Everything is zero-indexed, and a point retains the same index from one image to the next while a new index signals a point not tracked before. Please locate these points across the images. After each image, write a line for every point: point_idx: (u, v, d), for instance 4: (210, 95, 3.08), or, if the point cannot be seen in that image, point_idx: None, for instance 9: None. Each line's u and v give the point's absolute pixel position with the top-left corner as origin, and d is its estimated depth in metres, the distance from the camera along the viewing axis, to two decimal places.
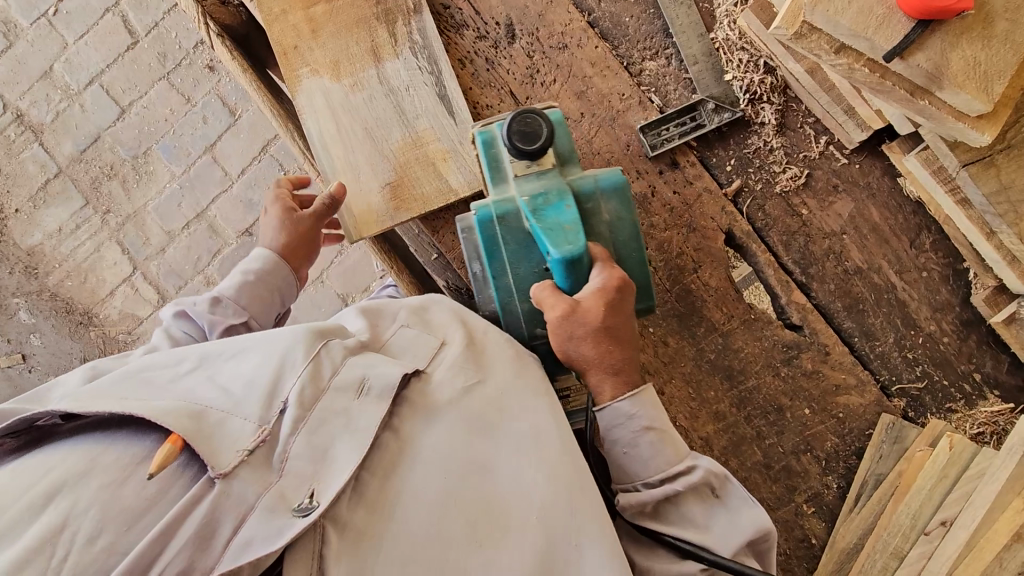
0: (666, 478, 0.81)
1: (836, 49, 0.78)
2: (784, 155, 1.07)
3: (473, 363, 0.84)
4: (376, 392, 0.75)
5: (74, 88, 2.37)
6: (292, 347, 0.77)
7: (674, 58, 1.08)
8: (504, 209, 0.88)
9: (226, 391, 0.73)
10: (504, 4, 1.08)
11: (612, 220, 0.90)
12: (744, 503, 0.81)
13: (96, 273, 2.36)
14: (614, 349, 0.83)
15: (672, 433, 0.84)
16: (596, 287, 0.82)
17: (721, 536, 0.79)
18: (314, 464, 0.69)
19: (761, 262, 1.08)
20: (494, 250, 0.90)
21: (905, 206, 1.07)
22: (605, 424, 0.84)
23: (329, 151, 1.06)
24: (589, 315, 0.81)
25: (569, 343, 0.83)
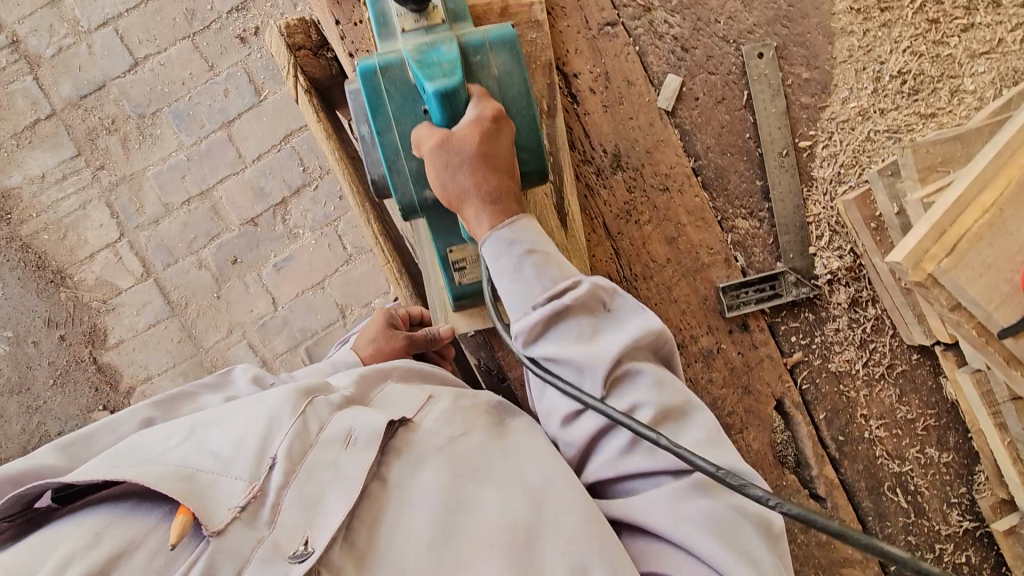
0: (552, 296, 0.75)
1: (953, 306, 0.80)
2: (846, 335, 1.10)
3: (459, 423, 0.81)
4: (364, 441, 0.73)
5: (84, 26, 2.15)
6: (280, 407, 0.75)
7: (766, 222, 1.08)
8: (388, 60, 0.81)
9: (216, 450, 0.70)
10: (614, 133, 1.04)
11: (499, 74, 0.83)
12: (633, 309, 0.77)
13: (77, 232, 2.19)
14: (493, 176, 0.77)
15: (557, 256, 0.78)
16: (471, 118, 0.76)
17: (610, 348, 0.73)
18: (306, 514, 0.66)
19: (802, 433, 1.11)
20: (377, 105, 0.81)
21: (941, 404, 1.12)
22: (489, 260, 0.77)
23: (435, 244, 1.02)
24: (465, 145, 0.75)
25: (445, 173, 0.76)
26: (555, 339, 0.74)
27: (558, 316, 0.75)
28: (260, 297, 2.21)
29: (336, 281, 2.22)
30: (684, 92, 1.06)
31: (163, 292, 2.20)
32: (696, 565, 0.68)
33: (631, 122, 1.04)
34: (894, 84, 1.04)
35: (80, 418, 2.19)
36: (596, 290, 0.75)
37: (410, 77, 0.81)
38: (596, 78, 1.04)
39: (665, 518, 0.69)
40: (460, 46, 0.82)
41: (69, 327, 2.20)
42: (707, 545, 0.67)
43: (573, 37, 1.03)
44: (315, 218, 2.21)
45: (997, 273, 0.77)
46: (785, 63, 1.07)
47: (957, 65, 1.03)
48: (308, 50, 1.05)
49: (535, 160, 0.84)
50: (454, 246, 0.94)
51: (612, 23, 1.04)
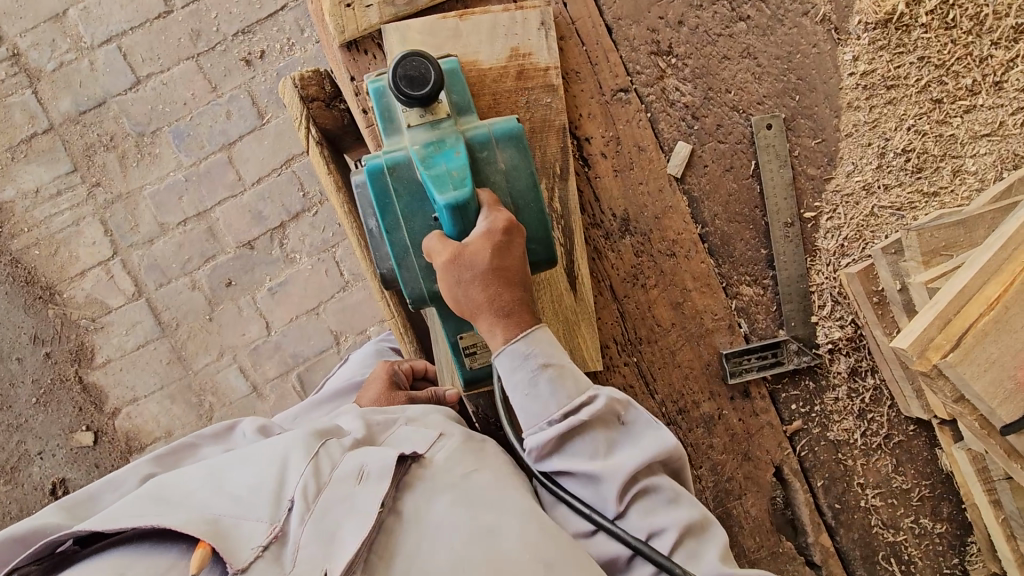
0: (568, 412, 0.76)
1: (957, 398, 0.81)
2: (845, 404, 1.11)
3: (469, 460, 0.84)
4: (375, 476, 0.77)
5: (86, 42, 2.13)
6: (295, 448, 0.79)
7: (770, 289, 1.09)
8: (393, 158, 0.80)
9: (236, 493, 0.74)
10: (624, 197, 1.05)
11: (505, 168, 0.83)
12: (648, 425, 0.80)
13: (69, 248, 2.16)
14: (504, 291, 0.76)
15: (569, 368, 0.79)
16: (483, 229, 0.75)
17: (625, 464, 0.75)
18: (319, 547, 0.69)
19: (800, 500, 1.12)
20: (385, 204, 0.81)
21: (936, 474, 1.13)
22: (502, 374, 0.76)
23: None
24: (476, 259, 0.74)
25: (457, 289, 0.75)
26: (569, 451, 0.77)
27: (570, 429, 0.76)
28: (253, 320, 2.18)
29: (331, 307, 2.20)
30: (693, 159, 1.07)
31: (155, 313, 2.17)
32: None
33: (640, 188, 1.05)
34: (898, 160, 1.06)
35: (62, 438, 2.14)
36: (609, 407, 0.78)
37: (415, 176, 0.81)
38: (608, 143, 1.04)
39: None
40: (463, 140, 0.81)
41: (55, 345, 2.15)
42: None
43: (586, 101, 1.04)
44: (313, 244, 2.19)
45: (1002, 369, 0.78)
46: (793, 134, 1.08)
47: (958, 146, 1.06)
48: (322, 102, 1.05)
49: (542, 248, 0.85)
50: None
51: (626, 89, 1.05)
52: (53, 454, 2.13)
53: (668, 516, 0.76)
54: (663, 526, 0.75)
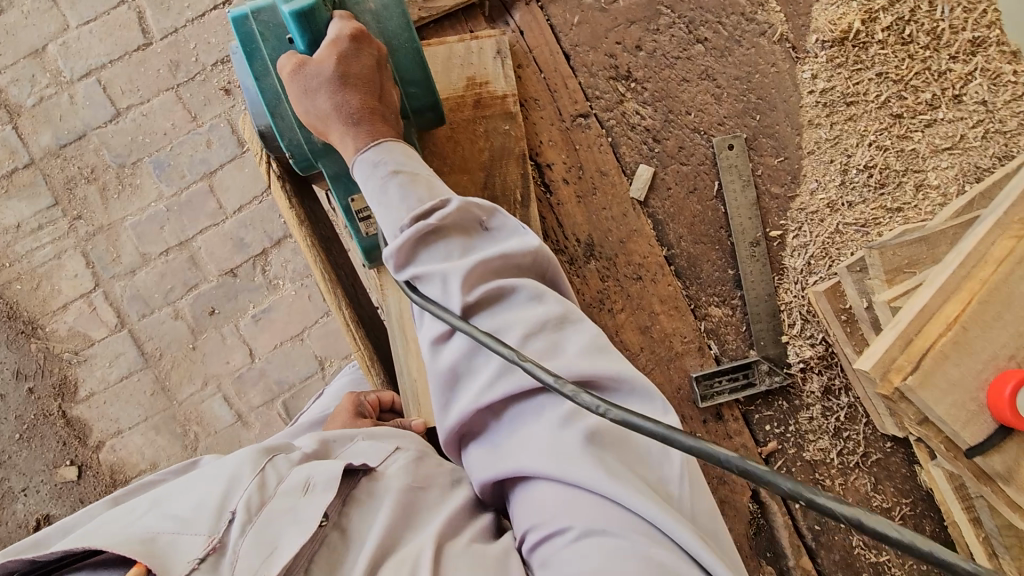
0: (418, 216, 0.73)
1: (921, 421, 0.79)
2: (820, 424, 1.09)
3: (422, 478, 0.79)
4: (322, 486, 0.70)
5: (66, 76, 2.14)
6: (241, 461, 0.71)
7: (738, 309, 1.08)
8: (258, 3, 0.82)
9: (173, 510, 0.65)
10: (587, 222, 1.04)
11: (377, 7, 0.84)
12: (513, 229, 0.75)
13: (51, 282, 2.15)
14: (357, 98, 0.79)
15: (427, 180, 0.78)
16: (330, 40, 0.78)
17: (474, 259, 0.70)
18: (260, 558, 0.61)
19: (778, 523, 1.10)
20: (253, 49, 0.84)
21: (916, 492, 1.12)
22: (360, 184, 0.79)
23: (405, 333, 1.01)
24: (321, 66, 0.77)
25: (304, 99, 0.79)
26: (422, 257, 0.73)
27: (426, 236, 0.73)
28: (237, 348, 2.17)
29: (315, 333, 2.19)
30: (656, 181, 1.06)
31: (137, 343, 2.16)
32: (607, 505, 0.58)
33: (603, 212, 1.05)
34: (861, 176, 1.06)
35: (46, 473, 2.12)
36: (467, 206, 0.73)
37: (279, 19, 0.82)
38: (570, 168, 1.04)
39: (567, 451, 0.61)
40: None
41: (38, 379, 2.14)
42: (581, 474, 0.59)
43: (547, 128, 1.04)
44: (296, 270, 2.18)
45: (962, 392, 0.76)
46: (755, 154, 1.08)
47: (921, 160, 1.05)
48: None
49: (421, 93, 0.88)
50: (354, 195, 0.93)
51: (586, 114, 1.04)
52: (37, 490, 2.11)
53: (565, 358, 0.66)
54: (563, 351, 0.66)
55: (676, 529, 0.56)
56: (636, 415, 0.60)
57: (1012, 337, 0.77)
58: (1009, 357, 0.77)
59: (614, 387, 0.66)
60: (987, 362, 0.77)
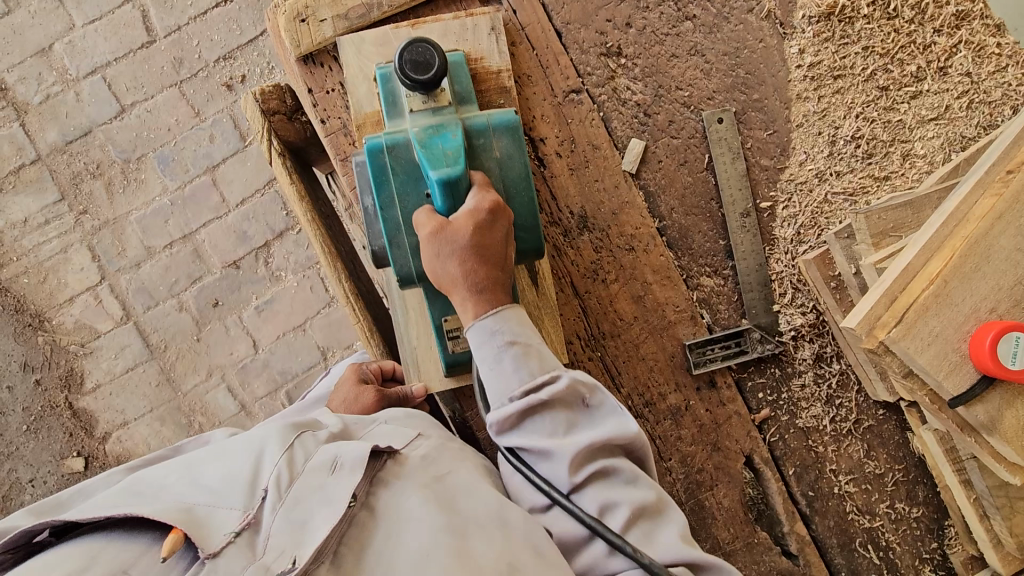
0: (529, 389, 0.77)
1: (905, 373, 0.81)
2: (812, 392, 1.11)
3: (442, 460, 0.86)
4: (349, 468, 0.78)
5: (72, 74, 2.19)
6: (270, 441, 0.81)
7: (730, 279, 1.11)
8: (394, 139, 0.84)
9: (211, 485, 0.75)
10: (580, 195, 1.07)
11: (502, 156, 0.86)
12: (609, 407, 0.80)
13: (58, 276, 2.19)
14: (481, 268, 0.79)
15: (537, 351, 0.80)
16: (469, 209, 0.79)
17: (580, 440, 0.76)
18: (291, 533, 0.70)
19: (772, 490, 1.12)
20: (382, 181, 0.84)
21: (908, 458, 1.13)
22: (471, 347, 0.79)
23: (405, 302, 1.02)
24: (458, 234, 0.78)
25: (437, 262, 0.79)
26: (524, 432, 0.78)
27: (534, 409, 0.78)
28: (240, 339, 2.20)
29: (317, 324, 2.22)
30: (647, 155, 1.09)
31: (143, 335, 2.19)
32: None
33: (596, 185, 1.07)
34: (849, 147, 1.08)
35: (53, 465, 2.15)
36: (574, 384, 0.78)
37: (414, 158, 0.84)
38: (562, 143, 1.07)
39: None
40: (464, 125, 0.85)
41: (45, 372, 2.17)
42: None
43: (540, 104, 1.06)
44: (298, 261, 2.22)
45: (944, 343, 0.79)
46: (744, 127, 1.10)
47: (907, 130, 1.08)
48: (283, 115, 1.08)
49: (529, 233, 0.87)
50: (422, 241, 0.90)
51: (578, 90, 1.07)
52: (44, 481, 2.14)
53: (636, 493, 0.77)
54: (615, 523, 0.76)
55: None
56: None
57: (992, 291, 0.80)
58: (989, 310, 0.80)
59: (655, 508, 0.78)
60: (968, 315, 0.80)
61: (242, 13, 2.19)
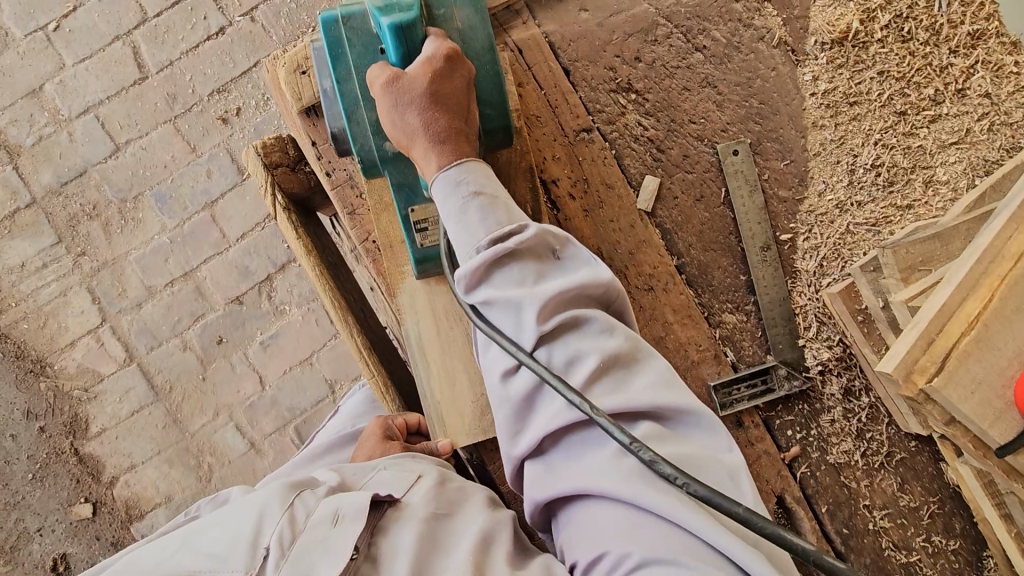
0: (496, 238, 0.70)
1: (948, 420, 0.78)
2: (843, 427, 1.08)
3: (446, 504, 0.80)
4: (352, 518, 0.72)
5: (64, 114, 2.15)
6: (272, 496, 0.75)
7: (752, 315, 1.08)
8: (350, 10, 0.80)
9: (211, 551, 0.69)
10: (596, 236, 1.04)
11: (462, 25, 0.81)
12: (586, 260, 0.72)
13: (58, 320, 2.15)
14: (442, 117, 0.74)
15: (507, 204, 0.74)
16: (426, 56, 0.74)
17: (551, 288, 0.67)
18: None
19: (806, 530, 1.08)
20: (338, 54, 0.81)
21: (943, 491, 1.10)
22: (437, 204, 0.74)
23: (426, 360, 0.98)
24: (415, 81, 0.73)
25: (394, 113, 0.74)
26: (492, 283, 0.69)
27: (501, 260, 0.70)
28: (246, 376, 2.17)
29: (324, 357, 2.18)
30: (662, 191, 1.06)
31: (147, 377, 2.15)
32: (664, 529, 0.59)
33: (612, 225, 1.04)
34: (869, 176, 1.05)
35: (60, 513, 2.11)
36: (544, 235, 0.70)
37: (371, 29, 0.80)
38: (575, 183, 1.04)
39: (625, 482, 0.61)
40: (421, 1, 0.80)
41: (49, 419, 2.14)
42: (652, 498, 0.60)
43: (550, 144, 1.03)
44: (302, 294, 2.18)
45: (989, 390, 0.76)
46: (760, 158, 1.07)
47: (928, 156, 1.04)
48: (286, 167, 1.05)
49: (497, 116, 0.83)
50: (415, 205, 0.89)
51: (589, 129, 1.04)
52: (53, 530, 2.09)
53: (630, 392, 0.65)
54: (628, 387, 0.65)
55: (720, 542, 0.57)
56: (698, 482, 0.59)
57: None
58: None
59: (676, 419, 0.66)
60: (1012, 358, 0.76)
61: (235, 46, 2.16)
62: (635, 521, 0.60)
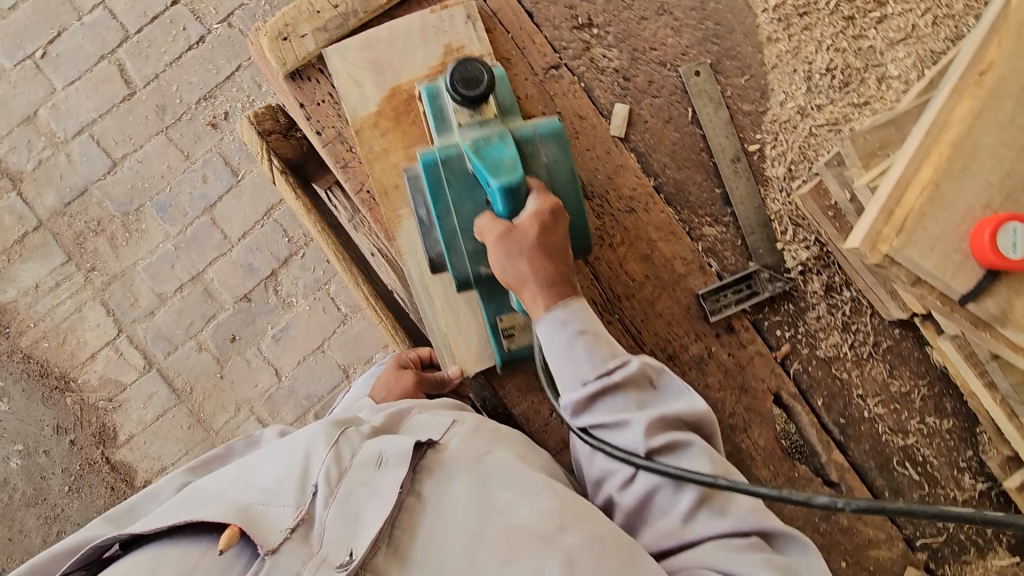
0: (601, 372, 0.84)
1: (914, 280, 0.84)
2: (828, 322, 1.14)
3: (481, 445, 0.89)
4: (394, 460, 0.83)
5: (60, 137, 2.23)
6: (316, 439, 0.86)
7: (731, 226, 1.14)
8: (448, 152, 0.90)
9: (264, 486, 0.81)
10: (575, 166, 1.10)
11: (548, 162, 0.92)
12: (678, 390, 0.87)
13: (76, 335, 2.22)
14: (550, 264, 0.86)
15: (606, 336, 0.87)
16: (532, 210, 0.86)
17: (653, 411, 0.83)
18: (345, 526, 0.76)
19: (804, 423, 1.14)
20: (438, 193, 0.90)
21: (931, 373, 1.16)
22: (543, 339, 0.86)
23: (428, 293, 1.05)
24: (526, 234, 0.85)
25: (507, 262, 0.86)
26: (598, 409, 0.85)
27: (604, 390, 0.84)
28: (263, 369, 2.24)
29: (335, 343, 2.25)
30: (633, 117, 1.12)
31: (167, 381, 2.23)
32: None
33: (589, 153, 1.10)
34: (825, 79, 1.12)
35: None
36: (642, 368, 0.86)
37: (468, 169, 0.90)
38: (550, 118, 1.10)
39: (713, 559, 0.75)
40: (511, 137, 0.91)
41: (78, 432, 2.21)
42: (754, 520, 0.78)
43: (523, 84, 1.09)
44: (306, 285, 2.25)
45: (946, 244, 0.81)
46: (722, 77, 1.13)
47: (878, 55, 1.11)
48: (278, 133, 1.11)
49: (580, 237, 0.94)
50: (504, 314, 0.99)
51: (557, 66, 1.11)
52: None
53: (731, 521, 0.78)
54: (701, 464, 0.81)
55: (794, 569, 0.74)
56: (767, 488, 0.77)
57: (985, 187, 0.82)
58: (984, 206, 0.82)
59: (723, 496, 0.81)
60: (964, 213, 0.82)
61: (216, 52, 2.23)
62: (721, 549, 0.75)
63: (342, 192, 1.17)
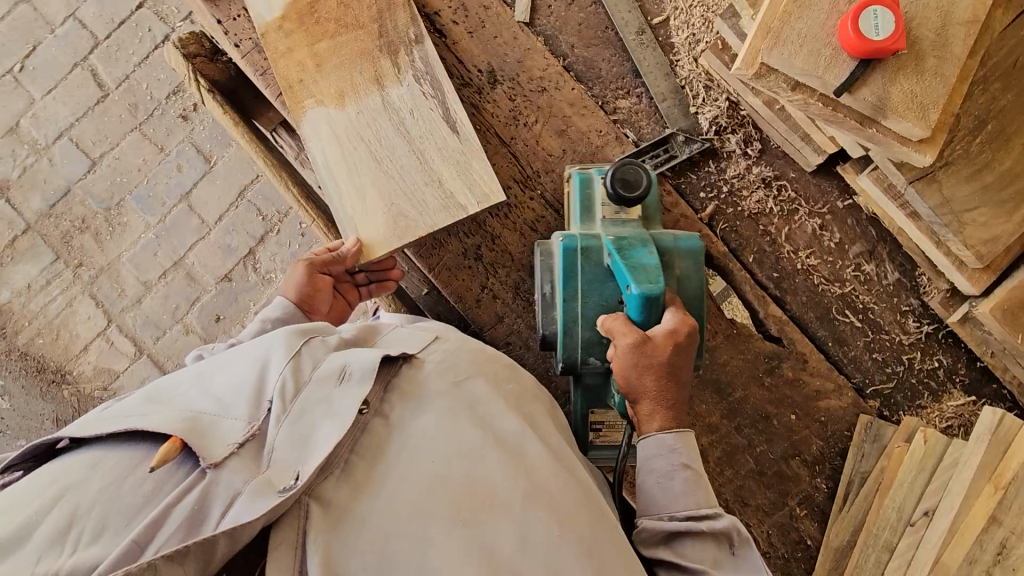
0: (693, 516, 0.80)
1: (791, 85, 0.87)
2: (751, 180, 1.16)
3: (463, 368, 0.84)
4: (357, 376, 0.76)
5: (42, 143, 2.35)
6: (277, 348, 0.80)
7: (644, 97, 1.17)
8: (588, 242, 0.97)
9: (218, 395, 0.75)
10: (484, 53, 1.15)
11: (681, 274, 0.98)
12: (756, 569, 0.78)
13: (68, 329, 2.30)
14: (670, 386, 0.87)
15: (706, 478, 0.84)
16: (669, 326, 0.88)
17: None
18: (297, 448, 0.70)
19: (738, 280, 1.15)
20: (570, 278, 0.97)
21: (861, 220, 1.17)
22: (644, 451, 0.85)
23: (333, 175, 1.05)
24: (657, 352, 0.85)
25: (631, 370, 0.86)
26: (676, 551, 0.79)
27: (691, 535, 0.79)
28: None
29: None
30: (536, 3, 1.18)
31: (158, 365, 2.29)
32: None
33: (496, 40, 1.15)
34: None
35: None
36: (733, 532, 0.79)
37: (606, 263, 0.96)
38: (455, 11, 1.15)
39: None
40: (652, 243, 0.96)
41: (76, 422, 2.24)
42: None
43: None
44: (284, 260, 2.31)
45: (814, 42, 0.84)
46: None
47: None
48: (205, 57, 1.19)
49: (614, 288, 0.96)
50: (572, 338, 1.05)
51: None
52: None
53: None
54: None
55: None
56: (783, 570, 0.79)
57: None
58: (848, 1, 0.84)
59: None
60: (829, 10, 0.84)
61: None
62: None
63: (287, 132, 1.24)
